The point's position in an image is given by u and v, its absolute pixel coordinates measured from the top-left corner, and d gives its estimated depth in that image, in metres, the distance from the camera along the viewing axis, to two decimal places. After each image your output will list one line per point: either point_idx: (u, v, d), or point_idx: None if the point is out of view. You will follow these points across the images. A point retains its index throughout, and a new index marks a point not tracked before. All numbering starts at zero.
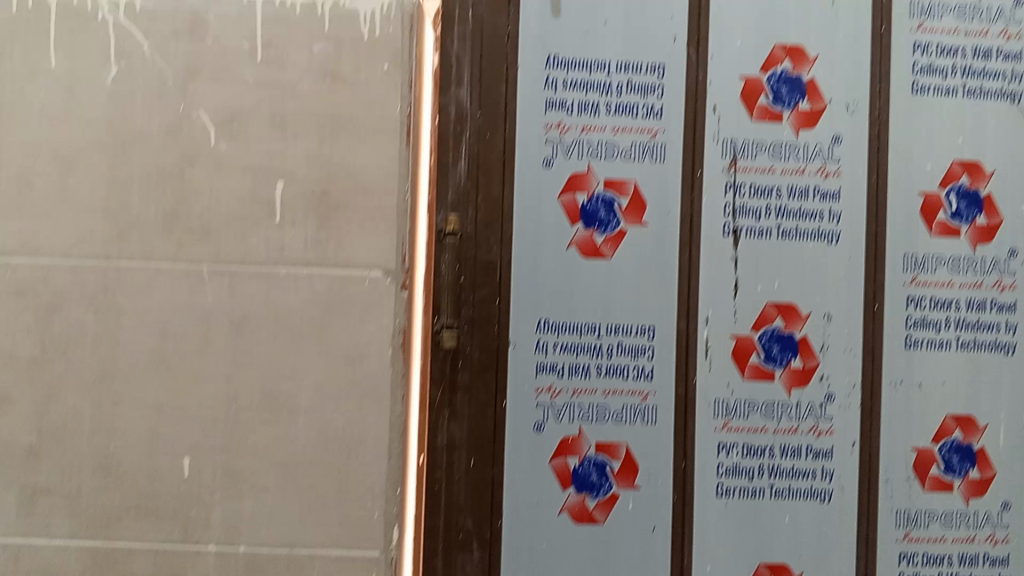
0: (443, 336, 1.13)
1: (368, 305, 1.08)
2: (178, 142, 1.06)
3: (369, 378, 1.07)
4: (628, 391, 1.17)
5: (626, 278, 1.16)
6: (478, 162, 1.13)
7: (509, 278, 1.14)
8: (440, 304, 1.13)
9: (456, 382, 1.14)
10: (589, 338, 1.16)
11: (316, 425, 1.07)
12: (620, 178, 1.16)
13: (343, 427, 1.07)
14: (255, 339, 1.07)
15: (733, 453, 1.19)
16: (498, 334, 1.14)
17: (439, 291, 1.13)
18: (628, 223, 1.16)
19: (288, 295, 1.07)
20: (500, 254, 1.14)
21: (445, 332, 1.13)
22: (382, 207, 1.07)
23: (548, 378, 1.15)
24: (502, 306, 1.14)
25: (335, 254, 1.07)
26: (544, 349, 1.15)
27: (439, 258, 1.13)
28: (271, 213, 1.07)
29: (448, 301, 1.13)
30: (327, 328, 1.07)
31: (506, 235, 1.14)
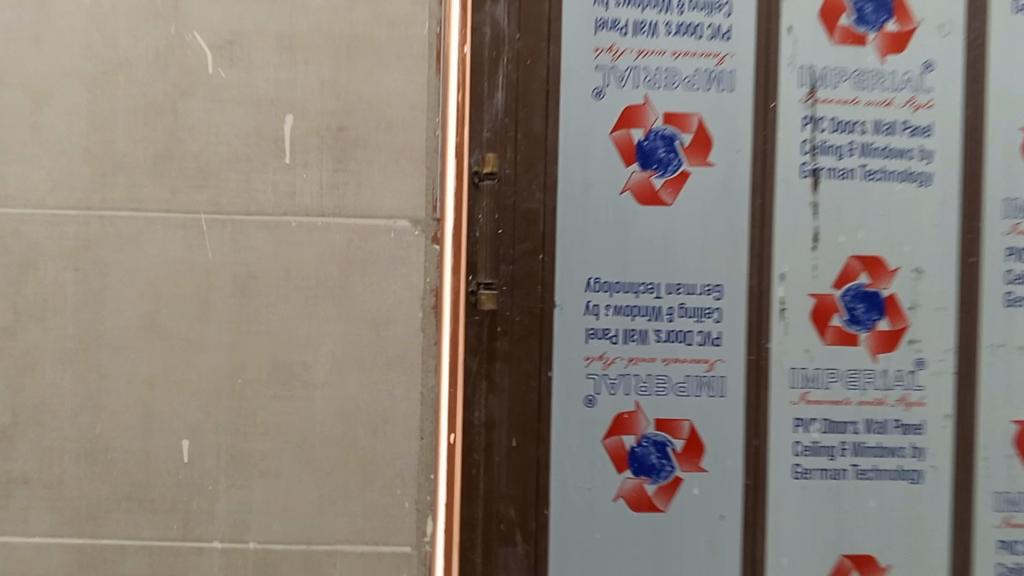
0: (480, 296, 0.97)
1: (394, 261, 0.92)
2: (170, 71, 0.91)
3: (397, 346, 0.92)
4: (692, 360, 1.00)
5: (692, 229, 1.00)
6: (517, 93, 0.97)
7: (555, 229, 0.98)
8: (475, 260, 0.98)
9: (495, 351, 0.98)
10: (647, 299, 1.00)
11: (335, 401, 0.92)
12: (682, 112, 0.99)
13: (366, 403, 0.92)
14: (263, 300, 0.92)
15: (812, 429, 1.04)
16: (542, 293, 0.98)
17: (475, 243, 0.97)
18: (691, 164, 0.99)
19: (300, 249, 0.92)
20: (543, 202, 0.97)
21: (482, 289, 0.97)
22: (410, 145, 0.92)
23: (600, 345, 0.99)
24: (546, 261, 0.98)
25: (355, 201, 0.92)
26: (594, 311, 0.99)
27: (474, 205, 0.97)
28: (278, 153, 0.92)
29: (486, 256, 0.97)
30: (347, 288, 0.92)
31: (550, 179, 0.97)
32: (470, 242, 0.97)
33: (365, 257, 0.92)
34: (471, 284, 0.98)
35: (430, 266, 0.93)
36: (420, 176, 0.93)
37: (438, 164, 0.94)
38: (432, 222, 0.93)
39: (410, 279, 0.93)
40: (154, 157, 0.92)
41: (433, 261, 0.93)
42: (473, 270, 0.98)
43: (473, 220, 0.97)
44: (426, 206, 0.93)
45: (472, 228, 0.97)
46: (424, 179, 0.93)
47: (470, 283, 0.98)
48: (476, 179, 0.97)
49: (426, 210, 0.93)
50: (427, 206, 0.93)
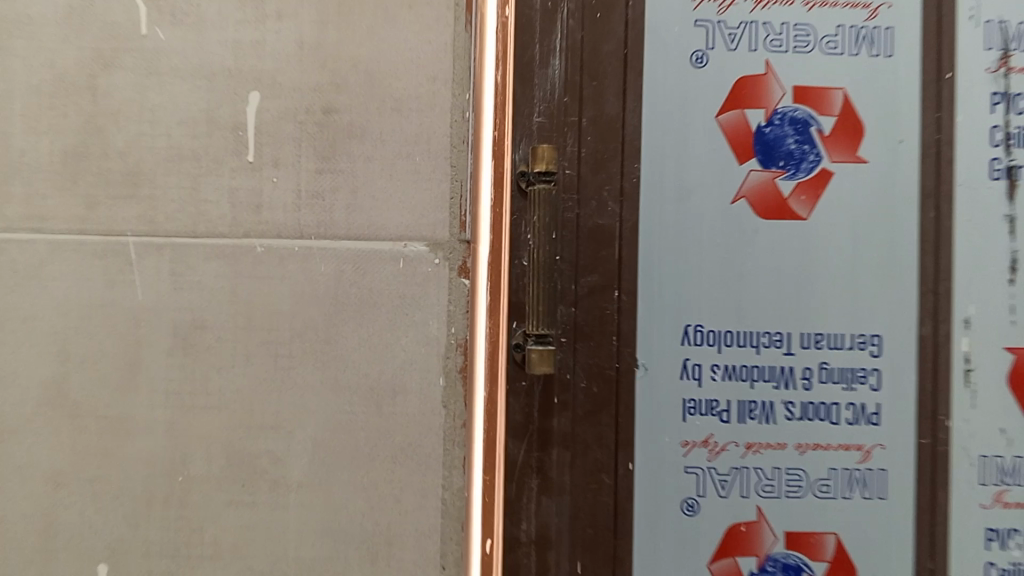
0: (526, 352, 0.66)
1: (404, 304, 0.63)
2: (86, 32, 0.64)
3: (407, 429, 0.63)
4: (838, 446, 0.69)
5: (834, 254, 0.69)
6: (582, 60, 0.67)
7: (637, 253, 0.67)
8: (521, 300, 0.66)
9: (550, 433, 0.67)
10: (772, 357, 0.68)
11: (313, 511, 0.62)
12: (819, 86, 0.69)
13: (359, 516, 0.62)
14: (213, 363, 0.63)
15: (1012, 546, 0.70)
16: (619, 349, 0.67)
17: (521, 277, 0.66)
18: (833, 160, 0.69)
19: (267, 286, 0.63)
20: (619, 214, 0.67)
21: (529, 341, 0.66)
22: (428, 134, 0.64)
23: (703, 425, 0.68)
24: (623, 301, 0.67)
25: (347, 216, 0.63)
26: (695, 376, 0.68)
27: (519, 220, 0.66)
28: (239, 149, 0.64)
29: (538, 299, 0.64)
30: (335, 341, 0.63)
31: (629, 182, 0.67)
32: (513, 276, 0.66)
33: (362, 296, 0.63)
34: (514, 336, 0.66)
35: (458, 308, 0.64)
36: (442, 180, 0.64)
37: (470, 161, 0.64)
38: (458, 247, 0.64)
39: (428, 329, 0.63)
40: (66, 155, 0.64)
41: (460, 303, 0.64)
42: (518, 316, 0.66)
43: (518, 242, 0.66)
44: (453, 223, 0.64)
45: (515, 255, 0.66)
46: (448, 184, 0.64)
47: (512, 335, 0.66)
48: (523, 185, 0.66)
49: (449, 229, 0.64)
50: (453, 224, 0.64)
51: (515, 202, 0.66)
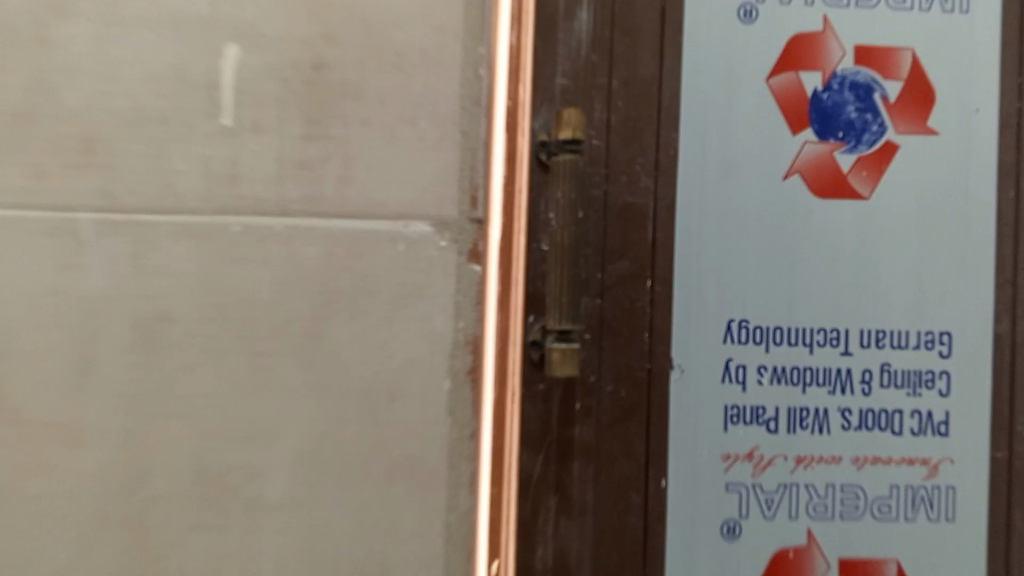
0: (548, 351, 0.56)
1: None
2: None
3: (408, 440, 0.46)
4: (901, 460, 0.60)
5: (901, 240, 0.60)
6: (614, 12, 0.58)
7: (676, 237, 0.58)
8: (538, 290, 0.57)
9: (572, 445, 0.58)
10: (828, 358, 0.59)
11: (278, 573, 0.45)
12: (885, 45, 0.59)
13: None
14: (167, 386, 0.45)
15: None
16: (652, 347, 0.58)
17: (540, 262, 0.57)
18: (900, 131, 0.60)
19: (225, 275, 0.45)
20: (653, 191, 0.58)
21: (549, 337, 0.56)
22: (437, 90, 0.46)
23: (747, 435, 0.59)
24: (658, 292, 0.58)
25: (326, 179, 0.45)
26: (739, 379, 0.59)
27: (538, 196, 0.56)
28: (212, 111, 0.45)
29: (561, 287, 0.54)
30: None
31: (666, 155, 0.58)
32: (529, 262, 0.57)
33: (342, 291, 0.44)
34: (531, 331, 0.56)
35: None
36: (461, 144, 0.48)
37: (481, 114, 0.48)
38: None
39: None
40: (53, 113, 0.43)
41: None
42: (536, 309, 0.57)
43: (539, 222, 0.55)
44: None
45: (533, 237, 0.56)
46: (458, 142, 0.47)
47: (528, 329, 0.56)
48: (543, 155, 0.56)
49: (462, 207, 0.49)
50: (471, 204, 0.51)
51: (534, 174, 0.56)
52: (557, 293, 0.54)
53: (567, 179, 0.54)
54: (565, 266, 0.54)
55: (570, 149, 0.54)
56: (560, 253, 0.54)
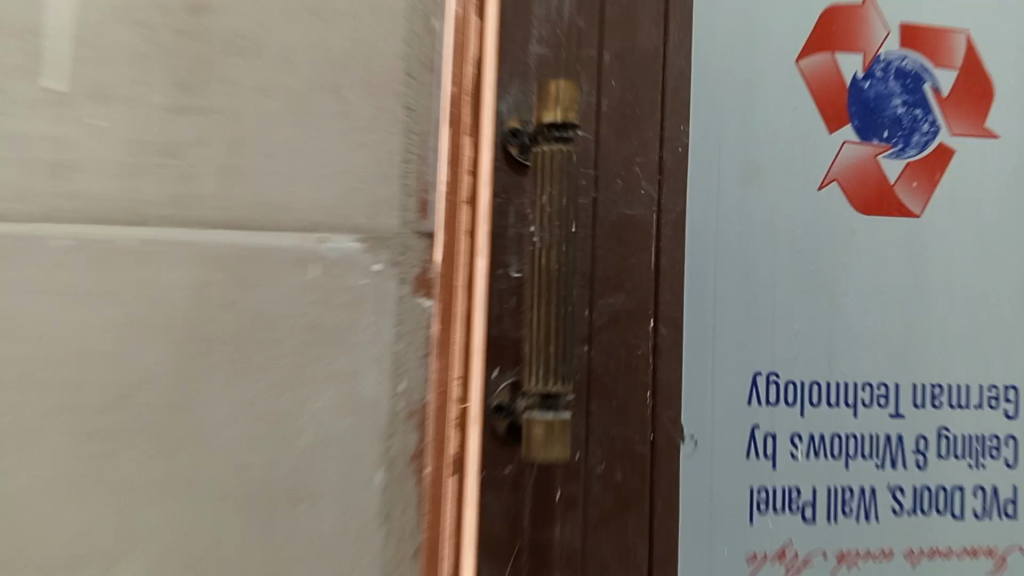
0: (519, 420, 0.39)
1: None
2: None
3: None
4: (962, 552, 0.47)
5: (958, 271, 0.47)
6: None
7: (685, 264, 0.44)
8: (506, 334, 0.41)
9: (552, 554, 0.40)
10: (875, 421, 0.46)
11: None
12: (937, 24, 0.47)
13: None
14: None
15: None
16: (655, 411, 0.43)
17: (508, 296, 0.41)
18: (953, 132, 0.47)
19: None
20: (656, 202, 0.43)
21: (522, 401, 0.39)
22: (376, 30, 0.23)
23: (778, 528, 0.45)
24: (663, 337, 0.43)
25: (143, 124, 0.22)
26: (767, 453, 0.44)
27: (506, 205, 0.41)
28: None
29: (547, 335, 0.37)
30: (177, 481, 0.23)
31: (671, 156, 0.44)
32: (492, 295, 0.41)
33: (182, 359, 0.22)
34: (496, 391, 0.40)
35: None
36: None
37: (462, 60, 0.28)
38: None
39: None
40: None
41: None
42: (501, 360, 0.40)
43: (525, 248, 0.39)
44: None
45: (497, 261, 0.41)
46: (398, 52, 0.23)
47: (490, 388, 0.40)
48: (514, 150, 0.40)
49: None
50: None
51: (500, 175, 0.41)
52: (543, 344, 0.37)
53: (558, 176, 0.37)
54: (554, 303, 0.37)
55: (558, 137, 0.37)
56: (547, 282, 0.37)
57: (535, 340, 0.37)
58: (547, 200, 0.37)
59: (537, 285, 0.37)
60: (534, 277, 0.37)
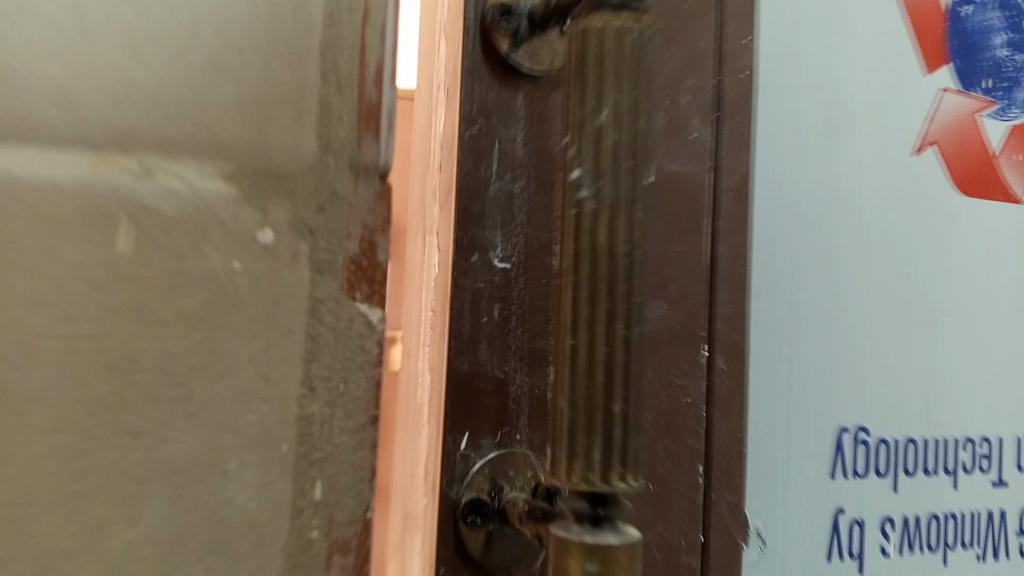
0: (511, 528, 0.22)
1: (199, 404, 0.18)
2: None
3: None
4: None
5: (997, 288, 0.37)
6: None
7: (744, 258, 0.27)
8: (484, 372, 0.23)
9: None
10: (940, 488, 0.37)
11: None
12: None
13: None
14: None
15: None
16: (710, 500, 0.26)
17: (487, 303, 0.23)
18: None
19: None
20: (709, 157, 0.26)
21: (519, 495, 0.22)
22: None
23: None
24: (719, 376, 0.26)
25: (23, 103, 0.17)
26: (850, 543, 0.35)
27: (488, 142, 0.23)
28: None
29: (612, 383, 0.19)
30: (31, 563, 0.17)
31: (730, 84, 0.27)
32: (456, 301, 0.23)
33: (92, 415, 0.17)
34: (472, 480, 0.22)
35: (322, 423, 0.19)
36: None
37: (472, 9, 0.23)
38: (343, 195, 0.20)
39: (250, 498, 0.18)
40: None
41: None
42: (478, 421, 0.22)
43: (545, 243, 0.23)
44: (344, 123, 0.20)
45: (470, 241, 0.23)
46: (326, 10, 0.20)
47: (459, 475, 0.22)
48: (504, 44, 0.23)
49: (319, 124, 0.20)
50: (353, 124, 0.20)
51: (476, 87, 0.23)
52: (598, 398, 0.19)
53: (631, 73, 0.19)
54: (618, 320, 0.19)
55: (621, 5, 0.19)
56: (612, 278, 0.19)
57: (581, 392, 0.19)
58: (609, 116, 0.19)
59: (585, 284, 0.19)
60: (579, 267, 0.19)
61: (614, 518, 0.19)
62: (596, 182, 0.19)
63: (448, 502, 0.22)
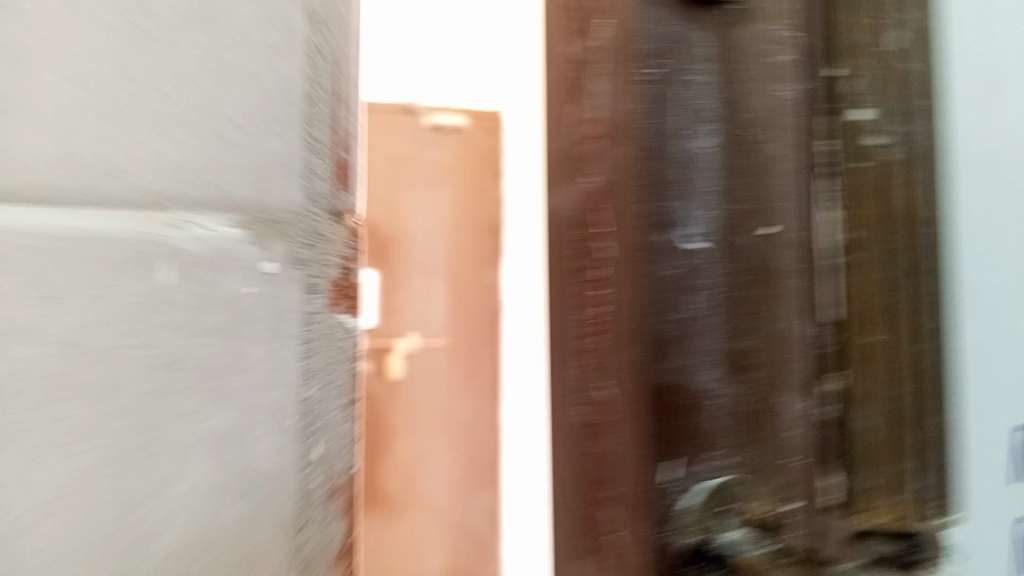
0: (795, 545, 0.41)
1: (189, 401, 0.24)
2: None
3: None
4: None
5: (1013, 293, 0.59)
6: None
7: (832, 325, 0.42)
8: (678, 381, 0.41)
9: None
10: (998, 515, 0.58)
11: None
12: None
13: None
14: None
15: None
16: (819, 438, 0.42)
17: (693, 263, 0.41)
18: None
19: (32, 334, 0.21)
20: (729, 228, 0.41)
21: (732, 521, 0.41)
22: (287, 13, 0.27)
23: None
24: (792, 440, 0.41)
25: (49, 132, 0.22)
26: None
27: (675, 119, 0.41)
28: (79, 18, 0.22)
29: (769, 368, 0.41)
30: (82, 522, 0.22)
31: (736, 168, 0.41)
32: (656, 289, 0.41)
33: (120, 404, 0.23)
34: (691, 518, 0.41)
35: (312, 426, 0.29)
36: (300, 71, 0.27)
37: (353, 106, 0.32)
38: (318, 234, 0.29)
39: (182, 514, 0.24)
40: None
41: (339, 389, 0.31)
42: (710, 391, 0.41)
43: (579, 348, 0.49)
44: (324, 172, 0.29)
45: (673, 216, 0.42)
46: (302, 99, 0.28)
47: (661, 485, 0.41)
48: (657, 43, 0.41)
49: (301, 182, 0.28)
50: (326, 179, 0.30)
51: (666, 21, 0.41)
52: (826, 457, 0.42)
53: (795, 215, 0.41)
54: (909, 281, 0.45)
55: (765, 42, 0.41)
56: (906, 234, 0.45)
57: (797, 381, 0.41)
58: (868, 112, 0.43)
59: (898, 234, 0.45)
60: (897, 228, 0.44)
61: (778, 536, 0.40)
62: (835, 169, 0.42)
63: (647, 523, 0.42)
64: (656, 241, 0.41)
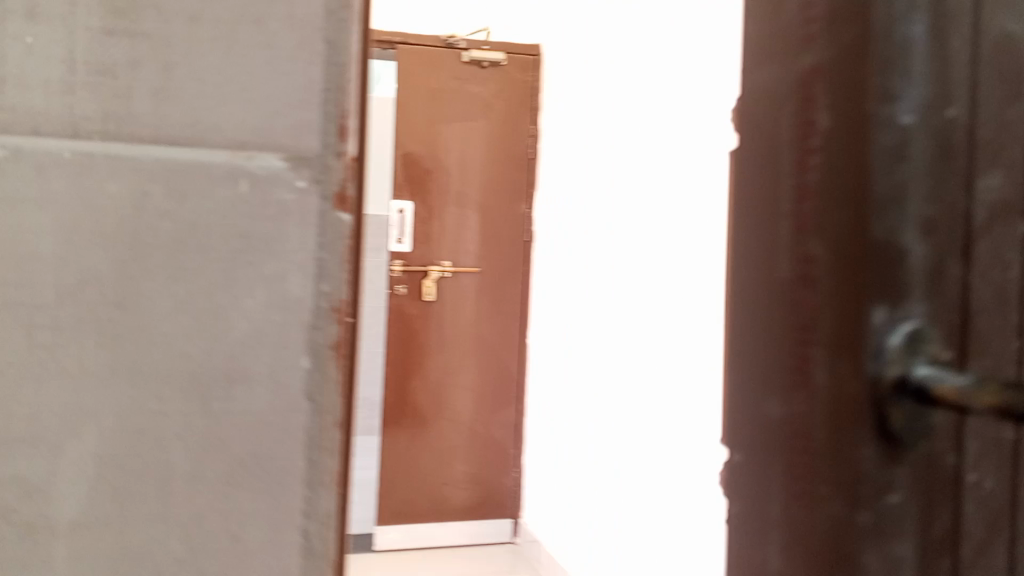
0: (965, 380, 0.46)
1: (247, 260, 0.42)
2: None
3: (281, 399, 0.43)
4: None
5: None
6: None
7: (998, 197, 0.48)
8: (894, 237, 0.46)
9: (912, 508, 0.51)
10: None
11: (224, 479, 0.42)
12: None
13: (269, 479, 0.43)
14: (121, 313, 0.41)
15: None
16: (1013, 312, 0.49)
17: (900, 167, 0.46)
18: None
19: (179, 202, 0.41)
20: (931, 119, 0.46)
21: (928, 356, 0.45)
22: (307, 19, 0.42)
23: None
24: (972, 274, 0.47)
25: (188, 108, 0.41)
26: None
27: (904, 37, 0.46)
28: (198, 43, 0.41)
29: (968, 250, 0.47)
30: (190, 319, 0.41)
31: (938, 77, 0.46)
32: (883, 172, 0.46)
33: (210, 252, 0.41)
34: (893, 362, 0.45)
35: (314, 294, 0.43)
36: (320, 63, 0.42)
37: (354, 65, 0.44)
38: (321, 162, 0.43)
39: (248, 323, 0.42)
40: (82, 28, 0.40)
41: (340, 273, 0.43)
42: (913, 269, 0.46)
43: (773, 244, 0.53)
44: (328, 124, 0.43)
45: (892, 112, 0.46)
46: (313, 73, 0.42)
47: (874, 320, 0.46)
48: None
49: (319, 127, 0.43)
50: (325, 126, 0.43)
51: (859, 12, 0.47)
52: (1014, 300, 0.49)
53: (966, 107, 0.47)
54: None
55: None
56: None
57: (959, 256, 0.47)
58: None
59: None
60: None
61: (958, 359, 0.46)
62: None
63: (861, 356, 0.46)
64: (879, 121, 0.46)
